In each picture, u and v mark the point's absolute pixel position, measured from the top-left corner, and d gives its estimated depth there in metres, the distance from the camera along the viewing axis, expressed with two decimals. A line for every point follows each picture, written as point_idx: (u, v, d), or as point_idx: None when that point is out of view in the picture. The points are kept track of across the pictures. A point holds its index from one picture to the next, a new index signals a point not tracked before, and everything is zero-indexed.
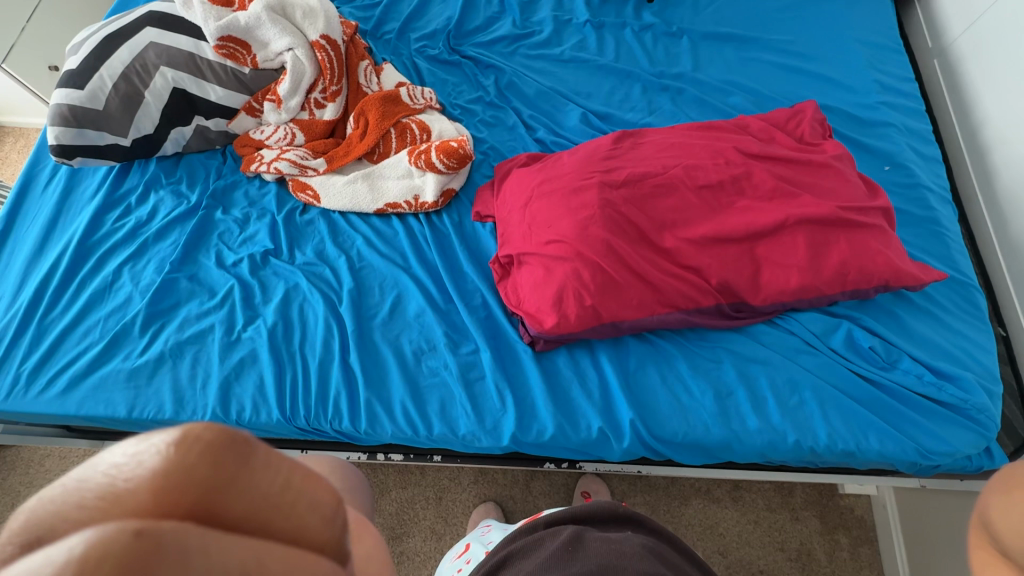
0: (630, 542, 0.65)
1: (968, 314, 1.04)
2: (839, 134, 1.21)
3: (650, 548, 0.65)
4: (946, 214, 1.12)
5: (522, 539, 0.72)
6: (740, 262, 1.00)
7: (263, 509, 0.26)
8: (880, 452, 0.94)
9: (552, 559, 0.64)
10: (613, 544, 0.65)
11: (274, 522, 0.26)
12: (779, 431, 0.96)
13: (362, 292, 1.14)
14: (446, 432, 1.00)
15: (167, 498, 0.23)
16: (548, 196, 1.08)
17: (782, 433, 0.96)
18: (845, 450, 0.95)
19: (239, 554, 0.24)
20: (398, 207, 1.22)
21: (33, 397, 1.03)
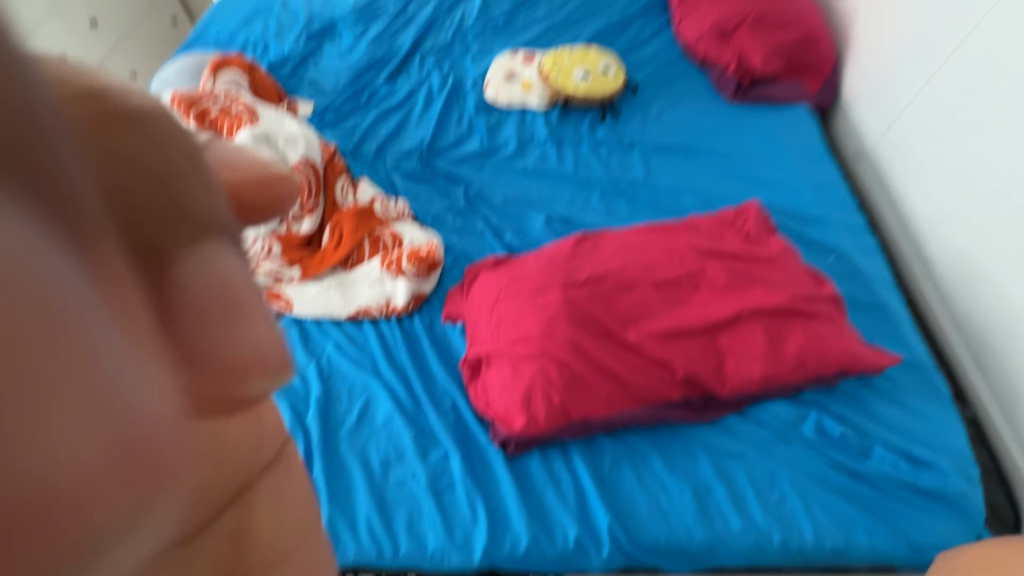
0: None
1: (932, 396, 1.05)
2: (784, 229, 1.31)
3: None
4: (893, 300, 1.18)
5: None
6: (703, 355, 1.02)
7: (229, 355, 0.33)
8: (870, 550, 0.90)
9: None
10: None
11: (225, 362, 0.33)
12: (764, 531, 0.92)
13: (330, 399, 1.13)
14: (414, 550, 0.95)
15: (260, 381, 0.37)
16: (513, 296, 1.12)
17: (766, 533, 0.92)
18: (835, 549, 0.91)
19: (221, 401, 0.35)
20: (369, 311, 1.25)
21: None
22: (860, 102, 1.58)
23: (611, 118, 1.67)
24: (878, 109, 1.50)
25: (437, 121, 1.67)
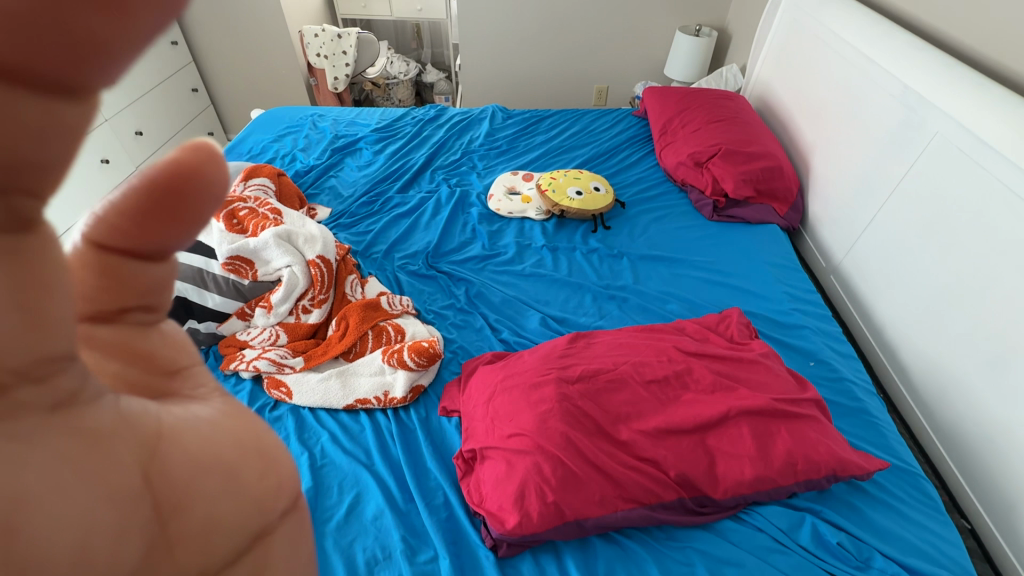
0: None
1: (924, 504, 1.05)
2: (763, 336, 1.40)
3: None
4: (874, 405, 1.22)
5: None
6: (693, 454, 1.04)
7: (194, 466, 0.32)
8: None
9: None
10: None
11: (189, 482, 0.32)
12: None
13: (319, 492, 1.11)
14: None
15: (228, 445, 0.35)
16: (509, 391, 1.16)
17: None
18: None
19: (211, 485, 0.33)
20: (367, 402, 1.27)
21: None
22: (825, 223, 1.76)
23: (601, 229, 1.84)
24: (841, 231, 1.67)
25: (444, 227, 1.83)
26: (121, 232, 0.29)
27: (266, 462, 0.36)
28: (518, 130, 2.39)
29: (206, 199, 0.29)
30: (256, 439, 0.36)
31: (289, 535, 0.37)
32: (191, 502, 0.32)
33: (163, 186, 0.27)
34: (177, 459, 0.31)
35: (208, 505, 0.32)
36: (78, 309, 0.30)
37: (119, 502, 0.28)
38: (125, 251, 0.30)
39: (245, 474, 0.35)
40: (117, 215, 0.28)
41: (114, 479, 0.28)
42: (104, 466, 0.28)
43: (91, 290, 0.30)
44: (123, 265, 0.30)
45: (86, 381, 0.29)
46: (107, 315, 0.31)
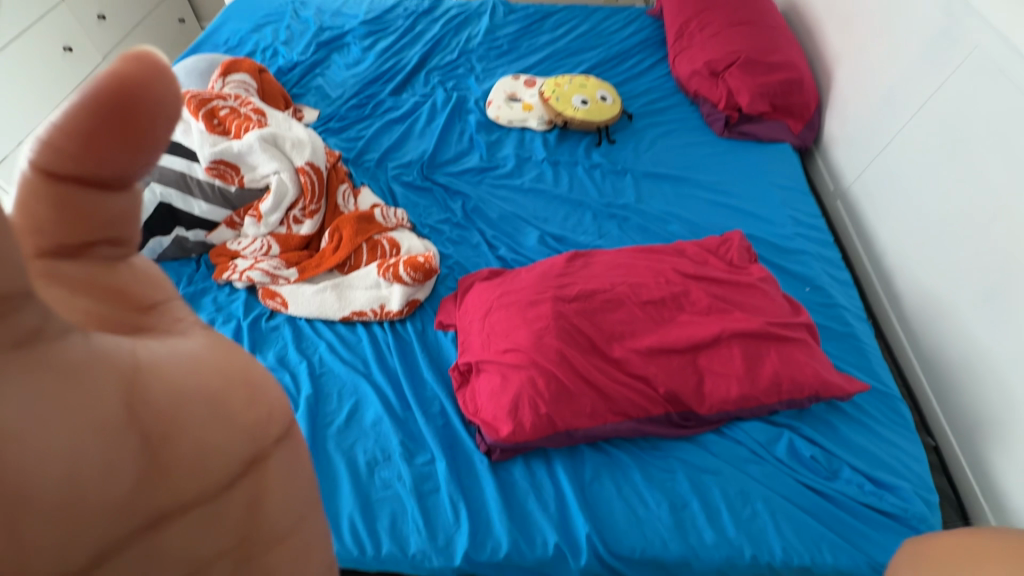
0: None
1: (897, 423, 1.11)
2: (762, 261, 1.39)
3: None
4: (864, 331, 1.24)
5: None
6: (683, 373, 1.07)
7: (182, 399, 0.32)
8: (835, 567, 0.94)
9: None
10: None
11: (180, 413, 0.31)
12: (736, 546, 0.96)
13: (319, 399, 1.14)
14: (395, 551, 0.96)
15: (224, 378, 0.34)
16: (505, 307, 1.16)
17: (738, 547, 0.96)
18: (802, 565, 0.95)
19: (202, 417, 0.32)
20: (364, 315, 1.27)
21: None
22: (840, 144, 1.68)
23: (606, 143, 1.75)
24: (855, 153, 1.60)
25: (439, 135, 1.73)
26: (69, 155, 0.28)
27: (253, 390, 0.36)
28: (521, 27, 2.18)
29: (158, 116, 0.28)
30: (242, 370, 0.36)
31: (283, 462, 0.38)
32: (177, 433, 0.31)
33: (116, 103, 0.27)
34: (157, 389, 0.30)
35: (199, 436, 0.32)
36: (34, 243, 0.29)
37: (103, 435, 0.28)
38: (74, 179, 0.29)
39: (234, 407, 0.34)
40: (61, 134, 0.27)
41: (96, 412, 0.28)
42: (84, 398, 0.28)
43: (48, 222, 0.29)
44: (79, 193, 0.29)
45: (50, 315, 0.27)
46: (70, 250, 0.30)
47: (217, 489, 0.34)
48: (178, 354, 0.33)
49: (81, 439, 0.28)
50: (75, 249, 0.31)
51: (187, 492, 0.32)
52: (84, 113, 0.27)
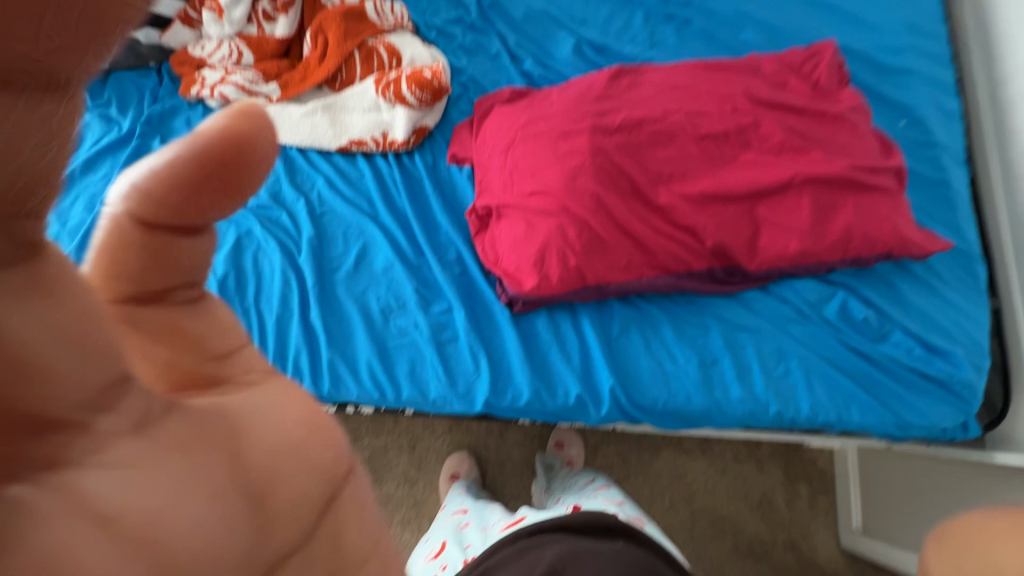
0: (617, 551, 0.66)
1: (967, 285, 0.98)
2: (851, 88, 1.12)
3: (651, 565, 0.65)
4: (960, 178, 1.04)
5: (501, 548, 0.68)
6: (738, 226, 0.92)
7: (275, 455, 0.29)
8: (860, 425, 0.92)
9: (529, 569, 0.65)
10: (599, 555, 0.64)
11: (276, 466, 0.29)
12: (762, 402, 0.93)
13: (323, 241, 1.04)
14: (415, 395, 0.95)
15: (314, 418, 0.33)
16: (532, 140, 0.96)
17: (764, 403, 0.93)
18: (826, 422, 0.93)
19: (291, 467, 0.30)
20: (363, 144, 1.08)
21: None
22: None
23: None
24: None
25: None
26: (169, 208, 0.30)
27: (330, 432, 0.33)
28: None
29: (251, 170, 0.31)
30: (319, 413, 0.34)
31: (353, 496, 0.34)
32: (273, 482, 0.28)
33: (218, 157, 0.30)
34: (252, 443, 0.28)
35: (290, 481, 0.29)
36: (120, 290, 0.30)
37: (207, 491, 0.25)
38: (169, 228, 0.30)
39: (313, 441, 0.31)
40: (163, 188, 0.29)
41: (199, 465, 0.25)
42: (185, 455, 0.25)
43: (135, 269, 0.30)
44: (172, 240, 0.31)
45: (146, 393, 0.24)
46: (153, 295, 0.31)
47: (303, 534, 0.30)
48: (269, 403, 0.31)
49: (188, 504, 0.24)
50: (154, 295, 0.31)
51: (279, 546, 0.28)
52: (186, 170, 0.29)
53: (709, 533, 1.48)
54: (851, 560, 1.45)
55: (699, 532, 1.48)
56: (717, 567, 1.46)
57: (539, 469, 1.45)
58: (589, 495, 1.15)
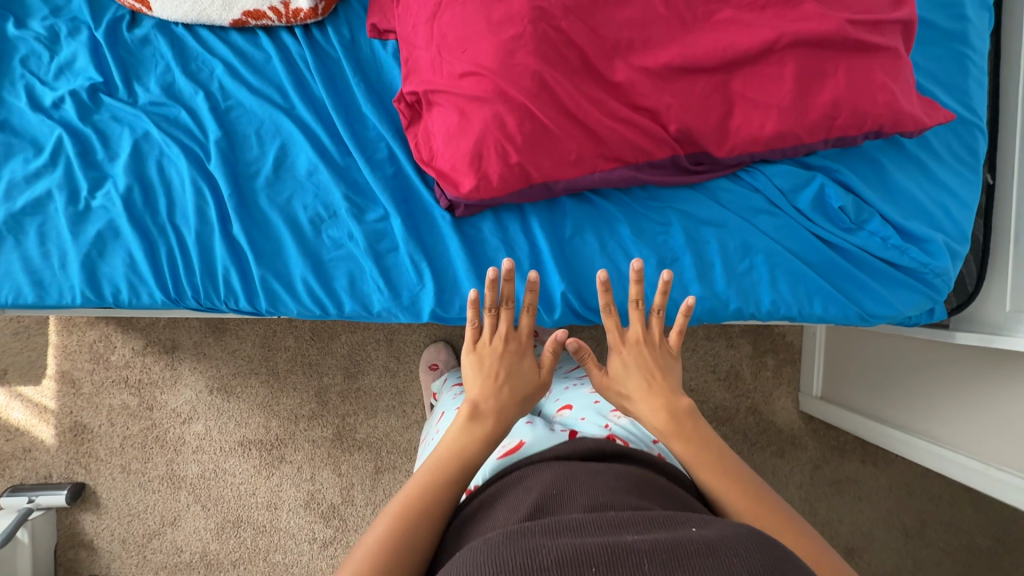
0: (614, 475, 0.64)
1: (962, 161, 0.87)
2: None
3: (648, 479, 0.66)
4: (980, 28, 0.87)
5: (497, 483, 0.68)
6: (706, 105, 0.78)
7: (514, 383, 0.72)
8: (821, 317, 0.89)
9: (516, 504, 0.62)
10: (595, 477, 0.63)
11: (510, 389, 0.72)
12: (722, 299, 0.89)
13: (235, 143, 0.90)
14: (358, 309, 0.91)
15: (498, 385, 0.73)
16: (461, 2, 0.78)
17: (724, 301, 0.89)
18: (786, 316, 0.90)
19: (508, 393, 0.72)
20: (262, 17, 0.89)
21: None
22: None
23: None
24: None
25: None
26: None
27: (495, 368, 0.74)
28: None
29: None
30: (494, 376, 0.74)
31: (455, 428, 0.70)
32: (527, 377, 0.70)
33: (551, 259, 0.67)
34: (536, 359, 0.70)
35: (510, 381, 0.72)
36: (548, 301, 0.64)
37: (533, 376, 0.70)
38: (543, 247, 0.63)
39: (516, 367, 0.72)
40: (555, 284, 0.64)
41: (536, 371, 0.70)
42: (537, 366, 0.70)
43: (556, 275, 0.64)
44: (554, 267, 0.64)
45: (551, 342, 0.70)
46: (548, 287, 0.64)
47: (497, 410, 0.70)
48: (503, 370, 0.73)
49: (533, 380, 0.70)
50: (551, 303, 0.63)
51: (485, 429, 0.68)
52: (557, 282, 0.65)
53: None
54: (807, 422, 1.55)
55: None
56: None
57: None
58: (574, 382, 1.05)
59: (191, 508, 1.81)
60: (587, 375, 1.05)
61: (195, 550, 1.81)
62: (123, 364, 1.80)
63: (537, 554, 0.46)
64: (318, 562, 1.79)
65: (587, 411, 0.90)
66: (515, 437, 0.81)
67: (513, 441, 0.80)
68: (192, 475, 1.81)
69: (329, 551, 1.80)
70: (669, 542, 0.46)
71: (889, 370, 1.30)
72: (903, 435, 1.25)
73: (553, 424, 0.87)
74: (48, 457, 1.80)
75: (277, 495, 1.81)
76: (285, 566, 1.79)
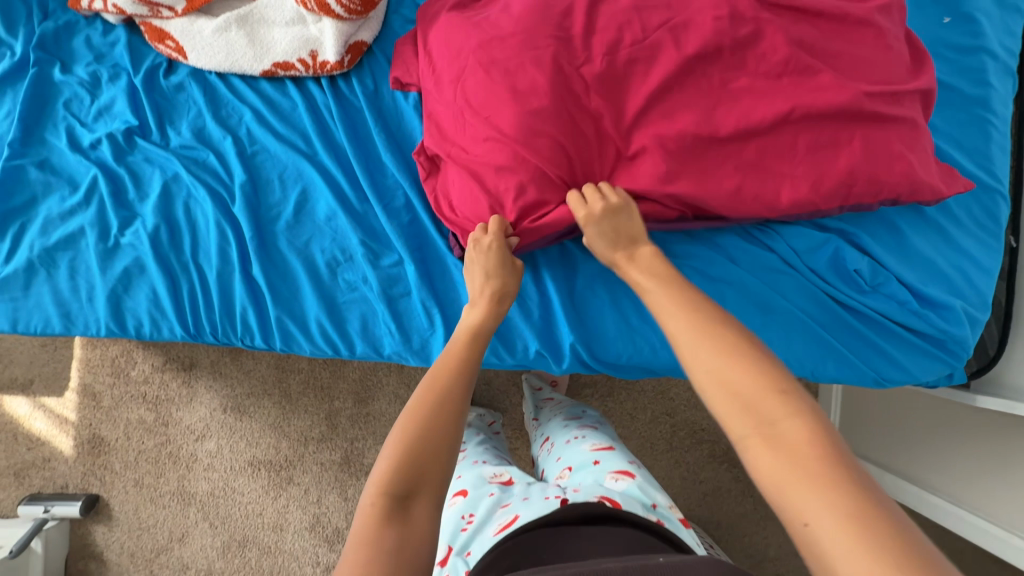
0: (614, 534, 0.67)
1: (984, 229, 0.86)
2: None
3: (640, 537, 0.67)
4: (1003, 94, 0.87)
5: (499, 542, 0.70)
6: (721, 169, 0.79)
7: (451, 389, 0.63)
8: (834, 377, 0.88)
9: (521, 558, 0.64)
10: (596, 537, 0.67)
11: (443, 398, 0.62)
12: None
13: (258, 186, 0.93)
14: (370, 352, 0.92)
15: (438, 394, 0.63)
16: (482, 62, 0.80)
17: None
18: (798, 375, 0.89)
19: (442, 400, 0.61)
20: (290, 68, 0.93)
21: None
22: None
23: None
24: None
25: None
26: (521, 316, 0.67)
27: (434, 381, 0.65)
28: None
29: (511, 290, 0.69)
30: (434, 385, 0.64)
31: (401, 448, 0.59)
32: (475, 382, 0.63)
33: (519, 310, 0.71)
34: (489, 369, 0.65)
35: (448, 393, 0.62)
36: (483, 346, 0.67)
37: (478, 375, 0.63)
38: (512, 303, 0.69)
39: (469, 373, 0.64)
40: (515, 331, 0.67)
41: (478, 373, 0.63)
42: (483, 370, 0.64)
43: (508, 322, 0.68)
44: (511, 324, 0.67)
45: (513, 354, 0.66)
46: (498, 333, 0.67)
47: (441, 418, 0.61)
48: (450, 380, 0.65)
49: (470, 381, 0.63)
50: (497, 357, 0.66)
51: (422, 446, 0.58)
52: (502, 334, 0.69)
53: (688, 444, 1.44)
54: None
55: (678, 442, 1.44)
56: (693, 470, 1.43)
57: (526, 392, 1.27)
58: (573, 431, 1.01)
59: (199, 526, 1.83)
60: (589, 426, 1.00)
61: (201, 568, 1.82)
62: (142, 380, 1.85)
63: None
64: None
65: (585, 473, 0.88)
66: (511, 512, 0.80)
67: (509, 517, 0.78)
68: (202, 492, 1.84)
69: None
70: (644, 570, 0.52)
71: (907, 423, 1.27)
72: (911, 487, 1.22)
73: (548, 490, 0.84)
74: (66, 468, 1.85)
75: (283, 516, 1.82)
76: None
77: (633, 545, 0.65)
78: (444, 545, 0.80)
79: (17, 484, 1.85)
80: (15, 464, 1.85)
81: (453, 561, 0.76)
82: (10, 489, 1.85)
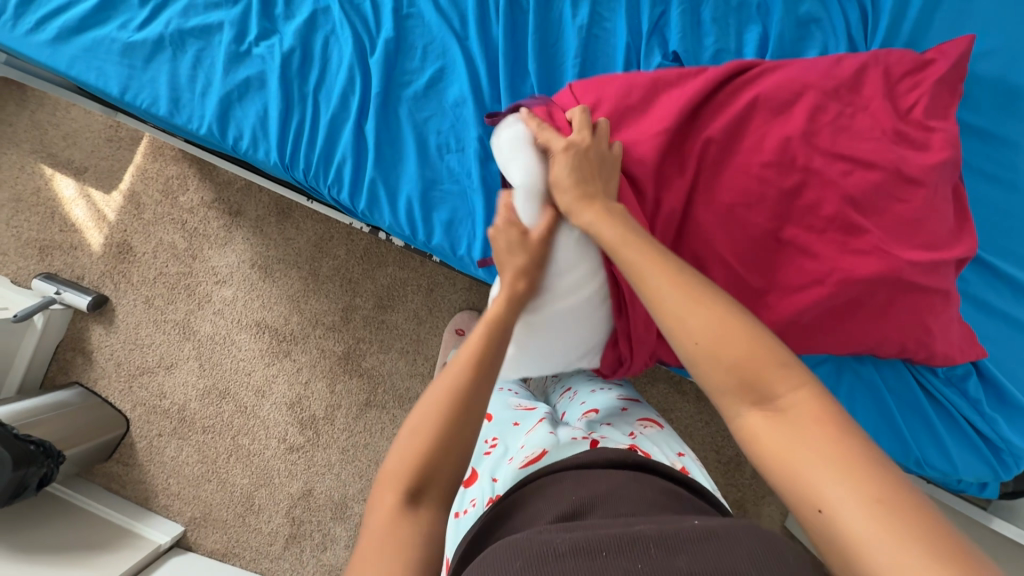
0: (644, 493, 0.65)
1: None
2: (1017, 98, 0.86)
3: (664, 493, 0.66)
4: None
5: (519, 490, 0.71)
6: (817, 210, 0.75)
7: None
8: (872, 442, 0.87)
9: (541, 511, 0.64)
10: (618, 490, 0.65)
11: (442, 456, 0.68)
12: None
13: (401, 48, 0.93)
14: (445, 246, 0.90)
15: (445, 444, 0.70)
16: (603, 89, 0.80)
17: None
18: None
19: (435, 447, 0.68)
20: None
21: (38, 35, 0.94)
22: None
23: None
24: None
25: None
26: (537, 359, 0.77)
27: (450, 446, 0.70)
28: None
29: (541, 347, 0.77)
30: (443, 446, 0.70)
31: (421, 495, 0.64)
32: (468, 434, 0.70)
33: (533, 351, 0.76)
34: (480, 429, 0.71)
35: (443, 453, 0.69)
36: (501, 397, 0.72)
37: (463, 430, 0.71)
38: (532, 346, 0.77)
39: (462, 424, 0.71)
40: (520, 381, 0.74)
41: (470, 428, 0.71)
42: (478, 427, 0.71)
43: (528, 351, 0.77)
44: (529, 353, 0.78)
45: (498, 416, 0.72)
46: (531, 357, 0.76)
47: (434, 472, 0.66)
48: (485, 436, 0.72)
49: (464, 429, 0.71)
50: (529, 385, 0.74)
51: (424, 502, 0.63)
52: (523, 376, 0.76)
53: None
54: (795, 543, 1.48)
55: None
56: None
57: None
58: (604, 386, 1.03)
59: (189, 362, 1.86)
60: (617, 384, 1.03)
61: (177, 401, 1.86)
62: (187, 208, 1.86)
63: (552, 543, 0.50)
64: (278, 461, 1.82)
65: (610, 418, 0.91)
66: (538, 446, 0.81)
67: (536, 450, 0.80)
68: (204, 333, 1.86)
69: (293, 456, 1.82)
70: (672, 530, 0.50)
71: None
72: None
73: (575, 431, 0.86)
74: (88, 262, 1.87)
75: (269, 384, 1.84)
76: (247, 451, 1.83)
77: (663, 498, 0.65)
78: (469, 469, 0.85)
79: (38, 259, 1.88)
80: (43, 240, 1.89)
81: (479, 487, 0.80)
82: (30, 260, 1.89)
